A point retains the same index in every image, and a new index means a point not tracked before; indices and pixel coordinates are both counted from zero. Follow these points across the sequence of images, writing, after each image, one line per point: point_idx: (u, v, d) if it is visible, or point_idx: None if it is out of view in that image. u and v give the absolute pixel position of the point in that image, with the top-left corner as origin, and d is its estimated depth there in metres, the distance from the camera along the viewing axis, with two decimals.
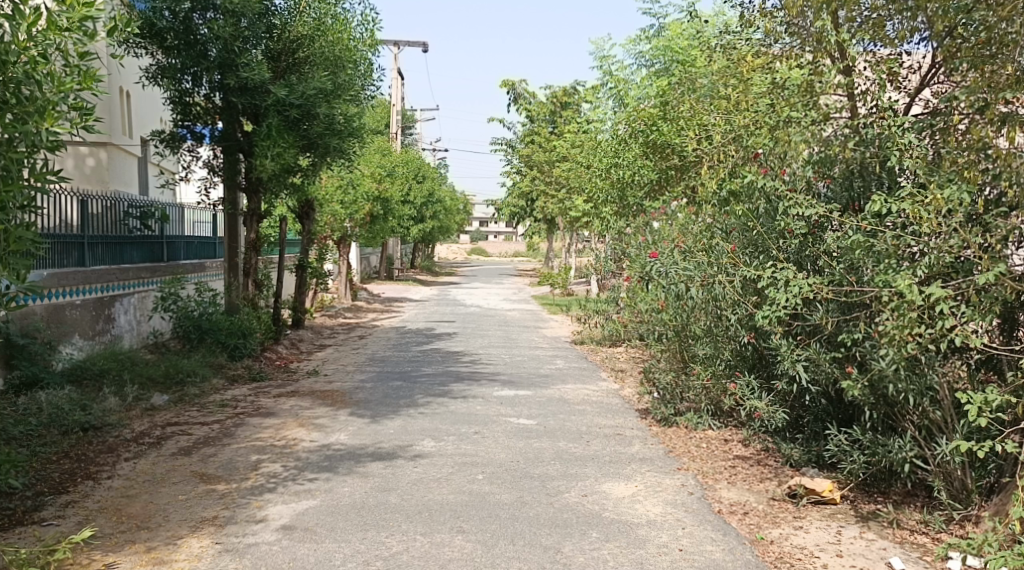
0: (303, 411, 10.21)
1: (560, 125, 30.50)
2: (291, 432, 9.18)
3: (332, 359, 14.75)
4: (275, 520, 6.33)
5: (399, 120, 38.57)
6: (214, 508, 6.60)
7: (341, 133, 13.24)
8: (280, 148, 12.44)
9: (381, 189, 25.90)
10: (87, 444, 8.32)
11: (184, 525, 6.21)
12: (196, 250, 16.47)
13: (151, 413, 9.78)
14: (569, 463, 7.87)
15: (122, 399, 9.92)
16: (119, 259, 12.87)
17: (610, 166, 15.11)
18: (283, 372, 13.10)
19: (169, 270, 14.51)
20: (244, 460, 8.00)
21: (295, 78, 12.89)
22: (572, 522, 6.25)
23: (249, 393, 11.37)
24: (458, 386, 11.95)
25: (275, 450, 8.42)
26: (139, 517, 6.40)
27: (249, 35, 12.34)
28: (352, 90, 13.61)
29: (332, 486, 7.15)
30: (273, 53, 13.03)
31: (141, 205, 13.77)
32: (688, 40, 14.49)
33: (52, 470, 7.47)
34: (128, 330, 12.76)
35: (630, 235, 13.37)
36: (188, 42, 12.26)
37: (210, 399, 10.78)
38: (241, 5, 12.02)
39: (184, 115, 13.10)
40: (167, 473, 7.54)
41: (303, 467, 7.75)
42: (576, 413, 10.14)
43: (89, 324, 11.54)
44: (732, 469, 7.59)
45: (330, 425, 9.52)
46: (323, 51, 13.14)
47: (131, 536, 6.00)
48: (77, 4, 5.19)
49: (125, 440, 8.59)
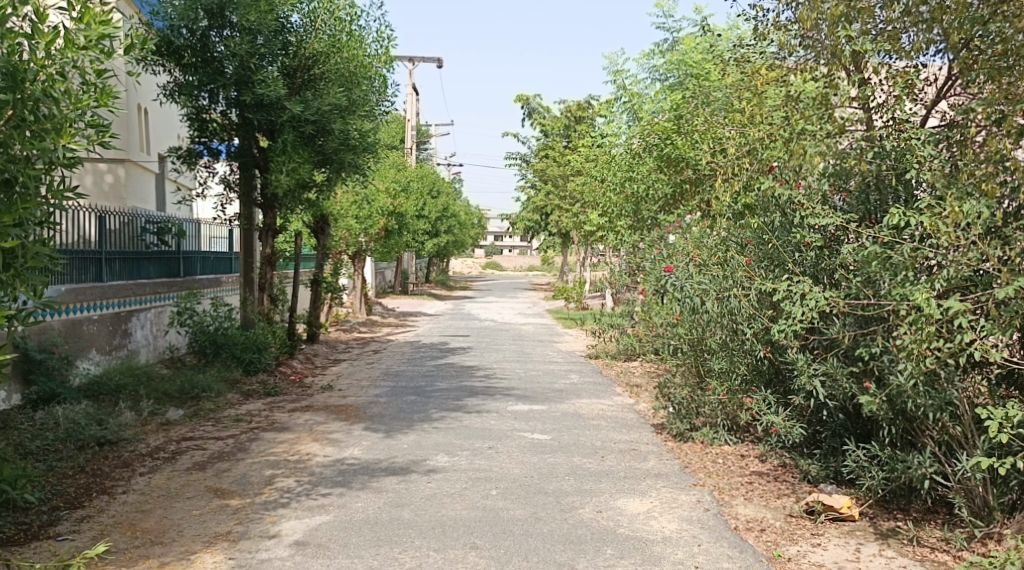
0: (317, 426, 10.22)
1: (574, 139, 30.55)
2: (304, 446, 9.18)
3: (346, 374, 14.77)
4: (288, 535, 6.32)
5: (412, 135, 38.82)
6: (228, 523, 6.60)
7: (356, 148, 13.32)
8: (295, 163, 12.50)
9: (395, 205, 26.02)
10: (103, 458, 8.36)
11: (197, 540, 6.21)
12: (212, 265, 16.56)
13: (167, 428, 9.82)
14: (584, 478, 7.82)
15: (138, 414, 9.97)
16: (136, 275, 12.96)
17: (625, 179, 15.10)
18: (297, 387, 13.12)
19: (185, 286, 14.61)
20: (258, 474, 8.01)
21: (310, 94, 12.97)
22: (587, 538, 6.20)
23: (263, 408, 11.39)
24: (472, 400, 11.93)
25: (288, 464, 8.42)
26: (153, 531, 6.41)
27: (266, 52, 12.40)
28: (367, 106, 13.64)
29: (345, 501, 7.14)
30: (289, 70, 13.07)
31: (159, 221, 13.88)
32: (702, 53, 14.47)
33: (68, 485, 7.50)
34: (145, 345, 12.84)
35: (643, 250, 13.34)
36: (205, 60, 12.39)
37: (225, 414, 10.81)
38: (258, 23, 12.13)
39: (201, 132, 13.16)
40: (181, 488, 7.55)
41: (317, 482, 7.74)
42: (591, 428, 10.10)
43: (106, 339, 11.62)
44: (748, 486, 7.52)
45: (343, 439, 9.51)
46: (338, 68, 13.27)
47: (145, 551, 6.01)
48: (95, 22, 5.29)
49: (140, 455, 8.62)
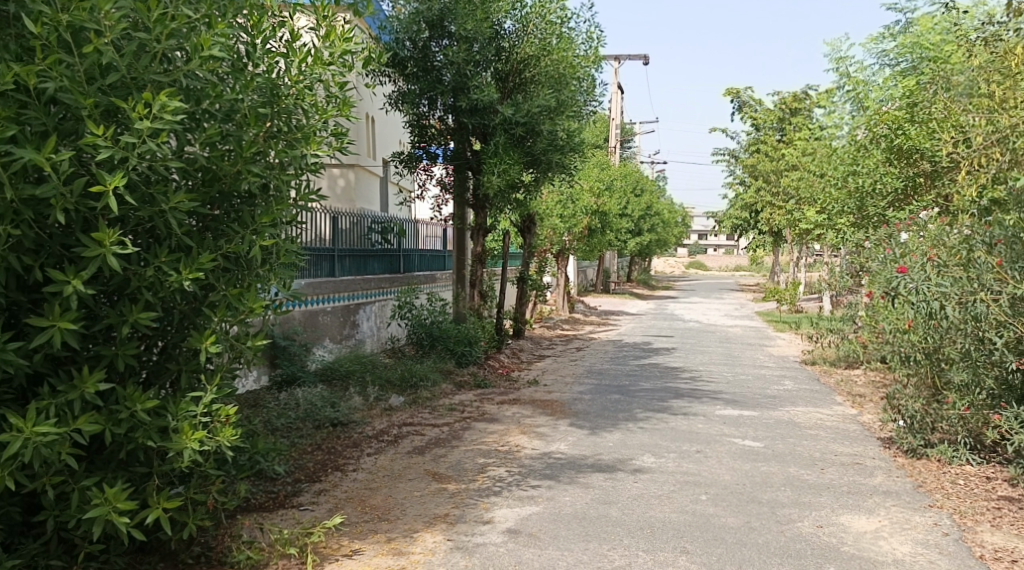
0: (526, 419, 10.50)
1: (790, 133, 29.40)
2: (515, 438, 9.45)
3: (552, 370, 15.04)
4: (501, 522, 6.53)
5: (619, 134, 38.87)
6: (446, 506, 6.93)
7: (563, 148, 13.55)
8: (506, 164, 12.84)
9: (602, 204, 26.18)
10: (335, 438, 9.03)
11: (419, 520, 6.57)
12: (429, 262, 17.42)
13: (390, 413, 10.45)
14: (802, 490, 7.50)
15: (364, 398, 10.68)
16: (363, 270, 13.87)
17: (847, 174, 14.32)
18: (506, 381, 13.53)
19: (405, 281, 15.46)
20: (472, 462, 8.34)
21: (521, 97, 13.33)
22: (805, 553, 5.96)
23: (475, 399, 11.84)
24: (680, 402, 11.78)
25: (500, 454, 8.71)
26: (380, 508, 6.84)
27: (481, 59, 12.87)
28: (575, 106, 13.82)
29: (556, 494, 7.28)
30: (502, 74, 13.52)
31: (383, 221, 14.77)
32: (940, 35, 13.43)
33: (307, 459, 8.17)
34: (370, 336, 13.72)
35: (867, 249, 12.62)
36: (426, 69, 13.03)
37: (441, 403, 11.34)
38: (474, 31, 12.58)
39: (420, 137, 13.88)
40: (403, 470, 8.01)
41: (528, 474, 7.95)
42: (808, 437, 9.68)
43: (337, 329, 12.54)
44: (996, 512, 6.91)
45: (552, 434, 9.71)
46: (548, 70, 13.57)
47: (374, 525, 6.43)
48: (339, 40, 5.74)
49: (367, 437, 9.23)
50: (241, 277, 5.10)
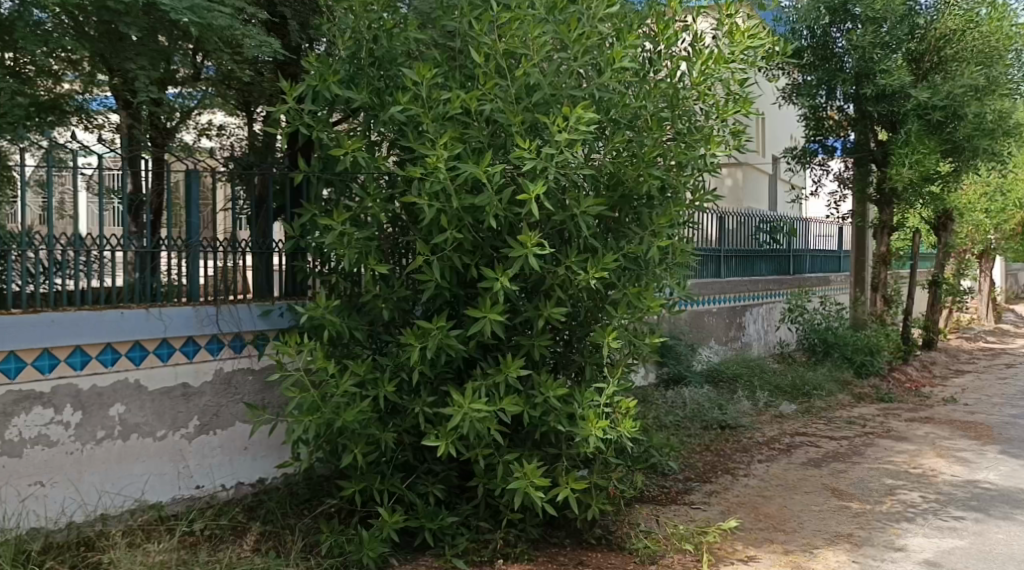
0: (940, 441, 9.53)
1: None
2: (928, 461, 8.62)
3: (972, 387, 13.45)
4: (918, 552, 5.99)
5: None
6: (849, 526, 6.54)
7: (994, 132, 11.91)
8: (920, 154, 11.78)
9: None
10: (726, 441, 9.00)
11: (820, 536, 6.28)
12: (822, 264, 16.60)
13: (781, 420, 10.16)
14: None
15: (754, 403, 10.51)
16: (751, 272, 13.67)
17: None
18: (915, 396, 12.39)
19: (795, 283, 14.93)
20: (877, 482, 7.78)
21: (939, 77, 12.04)
22: None
23: (878, 414, 11.02)
24: None
25: (910, 477, 8.01)
26: (776, 518, 6.67)
27: (890, 40, 11.64)
28: (1009, 84, 12.15)
29: (984, 530, 6.49)
30: (916, 55, 12.36)
31: (772, 221, 14.31)
32: None
33: (698, 460, 8.25)
34: (757, 339, 13.51)
35: None
36: (825, 56, 12.40)
37: (838, 415, 10.75)
38: (885, 10, 11.49)
39: (818, 130, 13.29)
40: (799, 482, 7.73)
41: (947, 503, 7.20)
42: None
43: (723, 330, 12.55)
44: None
45: (975, 460, 8.68)
46: (975, 43, 12.10)
47: (771, 535, 6.27)
48: (741, 36, 5.58)
49: (758, 443, 9.07)
50: (642, 275, 5.26)
